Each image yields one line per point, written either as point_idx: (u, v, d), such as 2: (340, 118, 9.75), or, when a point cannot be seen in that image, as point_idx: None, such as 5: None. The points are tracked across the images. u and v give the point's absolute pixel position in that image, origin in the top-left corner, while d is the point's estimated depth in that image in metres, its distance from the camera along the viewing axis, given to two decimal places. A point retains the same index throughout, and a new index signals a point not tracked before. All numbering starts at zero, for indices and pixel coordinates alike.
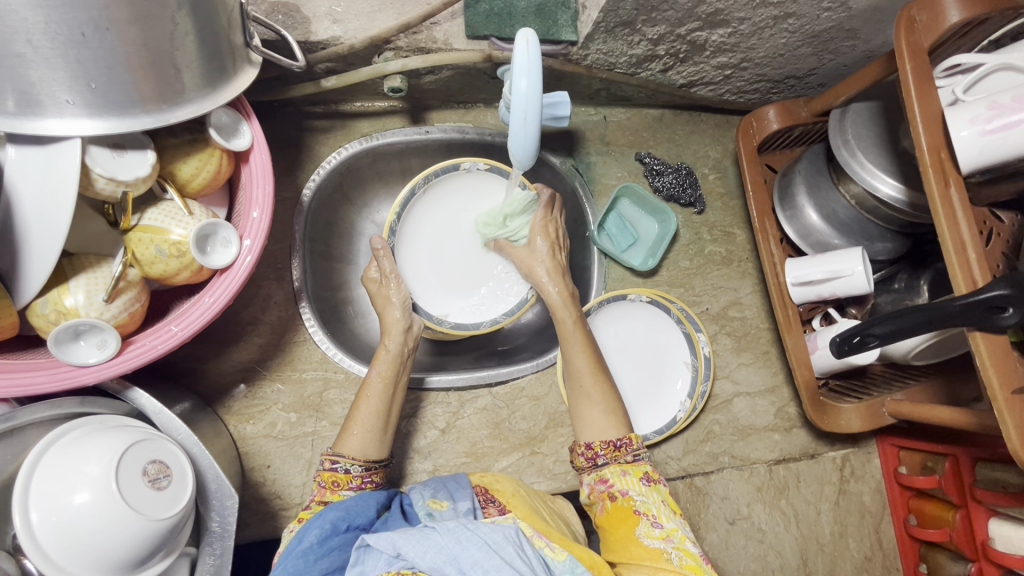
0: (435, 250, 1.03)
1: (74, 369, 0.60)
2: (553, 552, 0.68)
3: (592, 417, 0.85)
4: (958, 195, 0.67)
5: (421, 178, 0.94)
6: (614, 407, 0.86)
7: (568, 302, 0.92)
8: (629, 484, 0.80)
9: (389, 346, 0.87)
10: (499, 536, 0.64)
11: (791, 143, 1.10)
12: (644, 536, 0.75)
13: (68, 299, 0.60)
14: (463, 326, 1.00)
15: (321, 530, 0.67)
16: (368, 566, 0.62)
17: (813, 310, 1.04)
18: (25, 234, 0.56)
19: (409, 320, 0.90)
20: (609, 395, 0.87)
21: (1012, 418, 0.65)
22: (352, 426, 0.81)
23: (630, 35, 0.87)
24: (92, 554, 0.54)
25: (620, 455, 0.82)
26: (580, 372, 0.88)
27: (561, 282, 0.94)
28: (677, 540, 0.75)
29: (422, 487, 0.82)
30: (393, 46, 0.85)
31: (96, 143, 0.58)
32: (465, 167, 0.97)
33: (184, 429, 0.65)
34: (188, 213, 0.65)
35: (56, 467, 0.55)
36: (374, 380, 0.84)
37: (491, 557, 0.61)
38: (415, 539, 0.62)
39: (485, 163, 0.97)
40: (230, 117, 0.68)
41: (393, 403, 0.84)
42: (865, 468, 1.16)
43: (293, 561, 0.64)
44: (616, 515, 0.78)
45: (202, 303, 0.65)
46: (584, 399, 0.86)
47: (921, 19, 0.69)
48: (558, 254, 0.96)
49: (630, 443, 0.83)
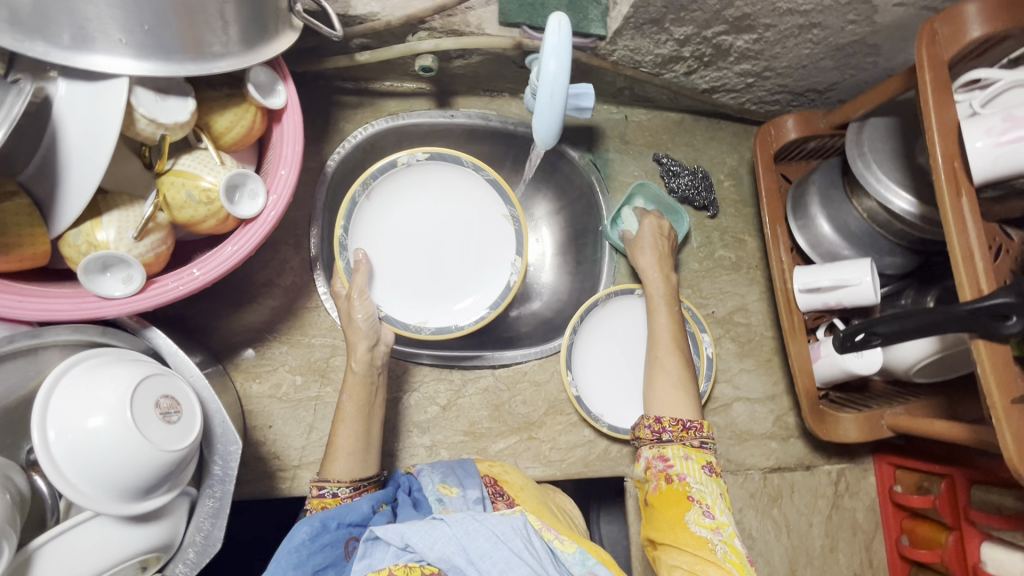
0: (405, 251, 1.06)
1: (99, 300, 0.62)
2: (561, 544, 0.74)
3: (662, 390, 0.91)
4: (969, 204, 0.68)
5: (360, 184, 0.95)
6: (685, 385, 0.91)
7: (666, 289, 1.00)
8: (690, 469, 0.83)
9: (355, 370, 0.85)
10: (507, 527, 0.70)
11: (807, 156, 1.11)
12: (693, 522, 0.79)
13: (100, 234, 0.62)
14: (444, 330, 0.99)
15: (311, 527, 0.71)
16: (375, 558, 0.68)
17: (819, 319, 1.05)
18: (66, 165, 0.59)
19: (374, 337, 0.86)
20: (684, 372, 0.93)
21: (1009, 426, 0.66)
22: (334, 452, 0.81)
23: (657, 34, 0.90)
24: (101, 478, 0.56)
25: (686, 436, 0.86)
26: (660, 343, 0.95)
27: (663, 263, 1.01)
28: (725, 534, 0.79)
29: (431, 471, 0.86)
30: (427, 27, 0.89)
31: (142, 85, 0.61)
32: (402, 162, 0.98)
33: (197, 372, 0.67)
34: (220, 163, 0.68)
35: (74, 391, 0.57)
36: (347, 404, 0.84)
37: (500, 548, 0.67)
38: (424, 530, 0.68)
39: (422, 152, 0.97)
40: (268, 76, 0.70)
41: (371, 425, 0.84)
42: (860, 484, 1.15)
43: (286, 556, 0.69)
44: (669, 497, 0.82)
45: (225, 251, 0.67)
46: (657, 368, 0.93)
47: (943, 33, 0.70)
48: (669, 262, 1.01)
49: (698, 428, 0.87)
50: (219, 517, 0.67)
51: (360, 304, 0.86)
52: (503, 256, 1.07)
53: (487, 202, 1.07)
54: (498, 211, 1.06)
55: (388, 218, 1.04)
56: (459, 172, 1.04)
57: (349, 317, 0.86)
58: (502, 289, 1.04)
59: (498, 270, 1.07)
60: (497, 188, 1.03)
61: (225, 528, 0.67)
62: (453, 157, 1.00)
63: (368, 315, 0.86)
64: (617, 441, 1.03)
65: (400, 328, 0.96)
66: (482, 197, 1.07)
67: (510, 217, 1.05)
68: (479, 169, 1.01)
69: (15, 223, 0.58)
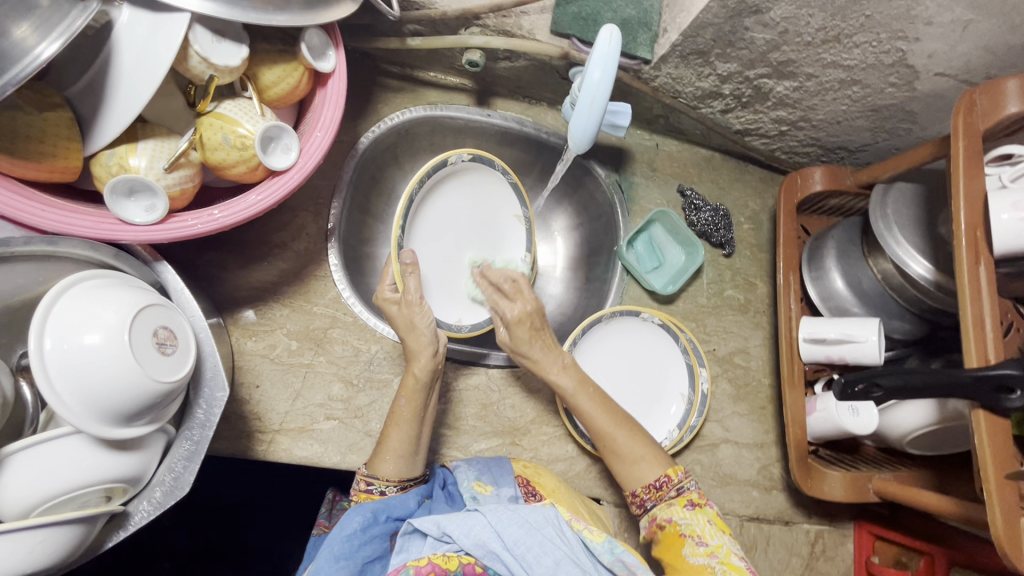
0: (437, 252, 1.06)
1: (118, 223, 0.63)
2: (591, 535, 0.73)
3: (625, 474, 0.86)
4: (987, 273, 0.68)
5: (416, 184, 0.89)
6: (650, 446, 0.87)
7: (573, 373, 0.89)
8: (674, 513, 0.82)
9: (415, 378, 0.83)
10: (540, 516, 0.73)
11: (828, 212, 1.13)
12: (691, 555, 0.79)
13: (132, 159, 0.63)
14: (480, 325, 1.01)
15: (363, 518, 0.74)
16: (412, 551, 0.72)
17: (818, 372, 1.04)
18: (115, 87, 0.61)
19: (436, 343, 0.85)
20: (642, 441, 0.87)
21: (999, 501, 0.65)
22: (385, 450, 0.81)
23: (701, 66, 0.92)
24: (88, 397, 0.55)
25: (663, 493, 0.84)
26: (603, 433, 0.86)
27: (560, 355, 0.89)
28: (722, 556, 0.77)
29: (467, 467, 0.88)
30: (481, 23, 0.91)
31: (202, 24, 0.62)
32: (451, 162, 0.94)
33: (198, 312, 0.67)
34: (260, 113, 0.69)
35: (75, 306, 0.56)
36: (404, 406, 0.83)
37: (532, 535, 0.70)
38: (459, 519, 0.71)
39: (469, 153, 0.94)
40: (321, 40, 0.72)
41: (421, 433, 0.84)
42: (838, 550, 1.11)
43: (339, 544, 0.72)
44: (666, 541, 0.82)
45: (249, 199, 0.68)
46: (613, 458, 0.87)
47: (981, 104, 0.71)
48: (548, 334, 0.89)
49: (669, 479, 0.84)
50: (193, 460, 0.65)
51: (421, 312, 0.84)
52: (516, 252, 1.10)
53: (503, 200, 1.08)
54: (510, 210, 1.09)
55: (424, 216, 1.02)
56: (485, 172, 1.03)
57: (410, 323, 0.83)
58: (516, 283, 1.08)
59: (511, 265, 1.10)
60: (516, 191, 1.04)
61: (197, 472, 0.65)
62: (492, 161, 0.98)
63: (429, 322, 0.84)
64: (599, 461, 1.02)
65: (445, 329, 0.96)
66: (502, 197, 1.08)
67: (523, 218, 1.07)
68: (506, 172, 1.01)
69: (54, 132, 0.59)
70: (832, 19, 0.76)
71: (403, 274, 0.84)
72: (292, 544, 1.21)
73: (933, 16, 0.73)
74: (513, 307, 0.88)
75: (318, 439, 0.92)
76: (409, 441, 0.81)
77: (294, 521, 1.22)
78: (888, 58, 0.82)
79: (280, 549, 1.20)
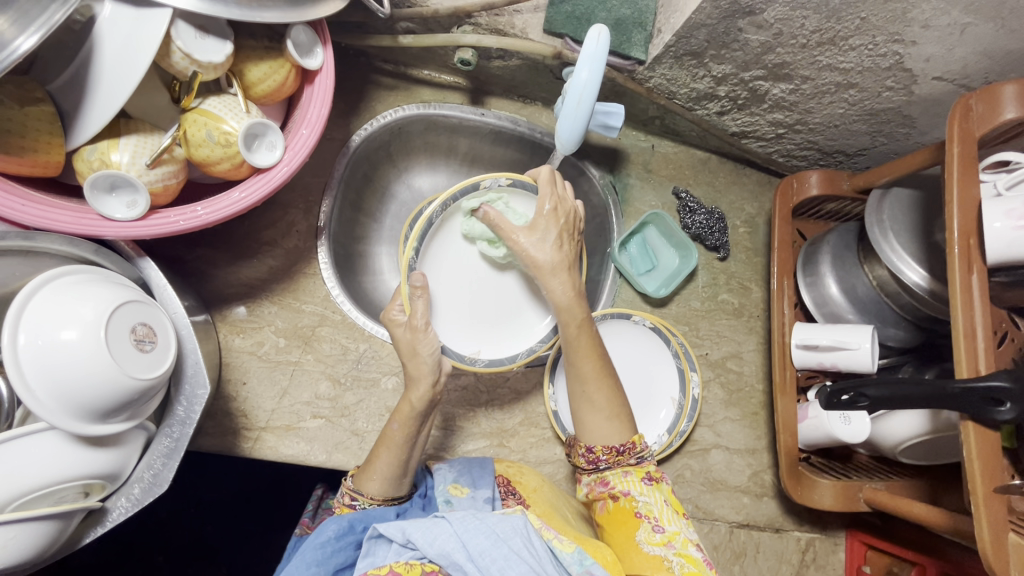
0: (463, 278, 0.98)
1: (99, 219, 0.63)
2: (561, 544, 0.73)
3: (593, 423, 0.85)
4: (979, 282, 0.67)
5: (437, 206, 0.85)
6: (619, 410, 0.86)
7: (574, 303, 0.86)
8: (630, 485, 0.83)
9: (412, 405, 0.82)
10: (507, 527, 0.72)
11: (824, 217, 1.11)
12: (645, 542, 0.77)
13: (114, 155, 0.63)
14: (498, 362, 0.92)
15: (338, 526, 0.75)
16: (378, 556, 0.71)
17: (811, 379, 1.03)
18: (96, 82, 0.60)
19: (437, 373, 0.84)
20: (613, 398, 0.86)
21: (987, 516, 0.64)
22: (371, 470, 0.81)
23: (695, 67, 0.90)
24: (64, 393, 0.55)
25: (622, 459, 0.84)
26: (587, 379, 0.85)
27: (567, 276, 0.86)
28: (679, 546, 0.77)
29: (447, 469, 0.88)
30: (473, 22, 0.91)
31: (185, 20, 0.62)
32: (485, 185, 0.88)
33: (180, 308, 0.67)
34: (245, 110, 0.68)
35: (53, 302, 0.56)
36: (395, 431, 0.81)
37: (499, 547, 0.69)
38: (425, 527, 0.71)
39: (507, 178, 0.87)
40: (308, 37, 0.71)
41: (411, 454, 0.83)
42: (829, 558, 1.09)
43: (312, 551, 0.72)
44: (618, 516, 0.81)
45: (232, 196, 0.68)
46: (586, 405, 0.85)
47: (978, 109, 0.70)
48: (568, 249, 0.88)
49: (633, 447, 0.84)
50: (172, 457, 0.65)
51: (426, 340, 0.83)
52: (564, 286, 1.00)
53: None
54: None
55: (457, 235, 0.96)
56: None
57: (410, 347, 0.83)
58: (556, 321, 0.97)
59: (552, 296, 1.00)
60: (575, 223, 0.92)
61: (176, 470, 0.65)
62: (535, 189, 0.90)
63: (433, 350, 0.84)
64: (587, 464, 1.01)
65: (456, 360, 0.89)
66: None
67: None
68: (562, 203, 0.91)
69: (35, 126, 0.59)
70: (826, 21, 0.75)
71: (411, 297, 0.84)
72: (283, 541, 1.21)
73: (930, 19, 0.72)
74: (549, 199, 0.86)
75: (304, 437, 0.92)
76: (393, 440, 0.81)
77: (283, 519, 1.22)
78: (885, 61, 0.81)
79: (270, 546, 1.20)
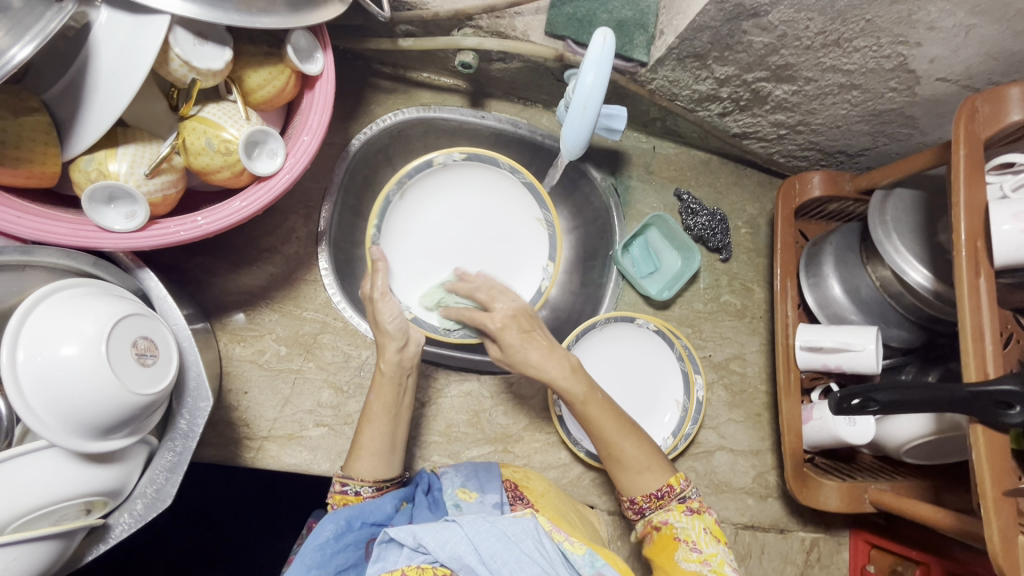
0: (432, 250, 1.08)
1: (98, 231, 0.61)
2: (572, 546, 0.73)
3: (630, 482, 0.84)
4: (987, 285, 0.67)
5: (395, 184, 0.95)
6: (651, 461, 0.84)
7: (573, 378, 0.83)
8: (671, 515, 0.83)
9: (384, 371, 0.82)
10: (518, 529, 0.72)
11: (826, 217, 1.11)
12: (682, 560, 0.79)
13: (112, 165, 0.62)
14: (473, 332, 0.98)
15: (336, 526, 0.73)
16: (389, 561, 0.70)
17: (815, 380, 1.03)
18: (93, 91, 0.59)
19: (405, 338, 0.82)
20: (645, 451, 0.85)
21: (997, 519, 0.64)
22: (360, 449, 0.81)
23: (698, 69, 0.90)
24: (64, 411, 0.54)
25: (663, 502, 0.83)
26: (610, 442, 0.83)
27: (559, 357, 0.83)
28: (715, 564, 0.78)
29: (454, 473, 0.87)
30: (474, 25, 0.90)
31: (183, 26, 0.61)
32: (438, 161, 0.97)
33: (180, 320, 0.66)
34: (245, 117, 0.67)
35: (53, 317, 0.55)
36: (375, 403, 0.82)
37: (511, 549, 0.69)
38: (435, 531, 0.70)
39: (460, 152, 0.97)
40: (308, 42, 0.70)
41: (397, 426, 0.83)
42: (833, 558, 1.10)
43: (311, 554, 0.71)
44: (660, 544, 0.82)
45: (233, 205, 0.66)
46: (617, 465, 0.84)
47: (983, 112, 0.70)
48: (542, 335, 0.85)
49: (672, 488, 0.83)
50: (175, 472, 0.64)
51: (386, 307, 0.82)
52: (536, 259, 1.08)
53: (522, 203, 1.07)
54: (532, 213, 1.07)
55: (421, 210, 1.05)
56: (494, 171, 1.03)
57: (376, 320, 0.82)
58: (533, 295, 1.05)
59: (529, 271, 1.08)
60: (533, 192, 1.02)
61: (179, 484, 0.64)
62: (490, 158, 0.99)
63: (395, 317, 0.82)
64: (592, 469, 1.01)
65: (430, 331, 0.95)
66: (518, 196, 1.06)
67: (544, 222, 1.06)
68: (516, 171, 1.00)
69: (30, 137, 0.58)
70: (831, 23, 0.75)
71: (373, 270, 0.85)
72: (283, 547, 1.20)
73: (935, 21, 0.72)
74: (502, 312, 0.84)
75: (306, 446, 0.91)
76: None
77: (281, 528, 1.21)
78: (889, 62, 0.80)
79: (271, 553, 1.19)
